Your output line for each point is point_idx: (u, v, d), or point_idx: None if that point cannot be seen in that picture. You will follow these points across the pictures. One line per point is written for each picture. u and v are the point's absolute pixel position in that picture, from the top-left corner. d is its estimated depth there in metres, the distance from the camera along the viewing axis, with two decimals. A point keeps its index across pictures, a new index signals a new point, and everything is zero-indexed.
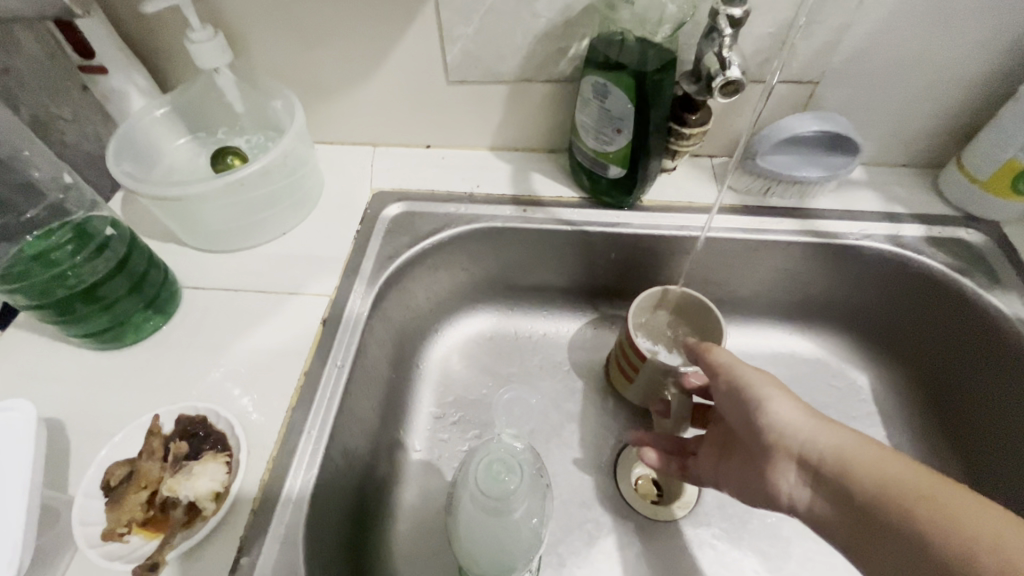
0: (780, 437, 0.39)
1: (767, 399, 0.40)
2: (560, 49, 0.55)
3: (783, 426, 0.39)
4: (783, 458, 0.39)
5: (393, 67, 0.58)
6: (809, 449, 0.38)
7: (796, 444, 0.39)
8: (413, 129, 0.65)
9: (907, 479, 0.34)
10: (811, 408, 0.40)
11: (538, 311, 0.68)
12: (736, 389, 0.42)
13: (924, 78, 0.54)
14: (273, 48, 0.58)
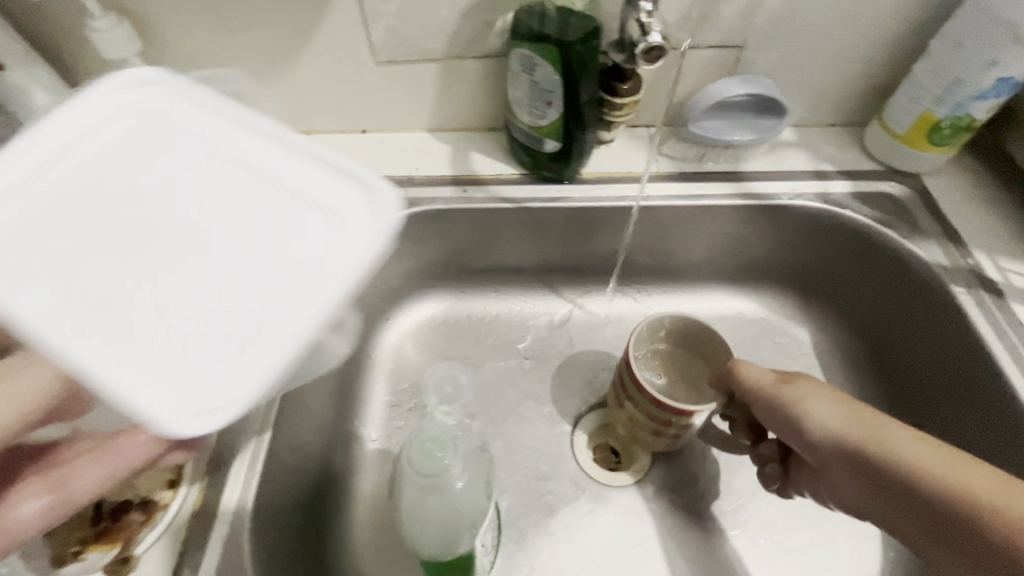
0: (823, 441, 0.41)
1: (804, 403, 0.42)
2: (486, 23, 0.54)
3: (822, 429, 0.41)
4: (833, 462, 0.41)
5: (317, 49, 0.56)
6: (852, 449, 0.39)
7: (840, 445, 0.40)
8: (347, 114, 0.63)
9: (956, 471, 0.35)
10: (852, 408, 0.41)
11: (490, 292, 0.68)
12: (769, 401, 0.44)
13: (843, 37, 0.55)
14: (187, 34, 0.54)
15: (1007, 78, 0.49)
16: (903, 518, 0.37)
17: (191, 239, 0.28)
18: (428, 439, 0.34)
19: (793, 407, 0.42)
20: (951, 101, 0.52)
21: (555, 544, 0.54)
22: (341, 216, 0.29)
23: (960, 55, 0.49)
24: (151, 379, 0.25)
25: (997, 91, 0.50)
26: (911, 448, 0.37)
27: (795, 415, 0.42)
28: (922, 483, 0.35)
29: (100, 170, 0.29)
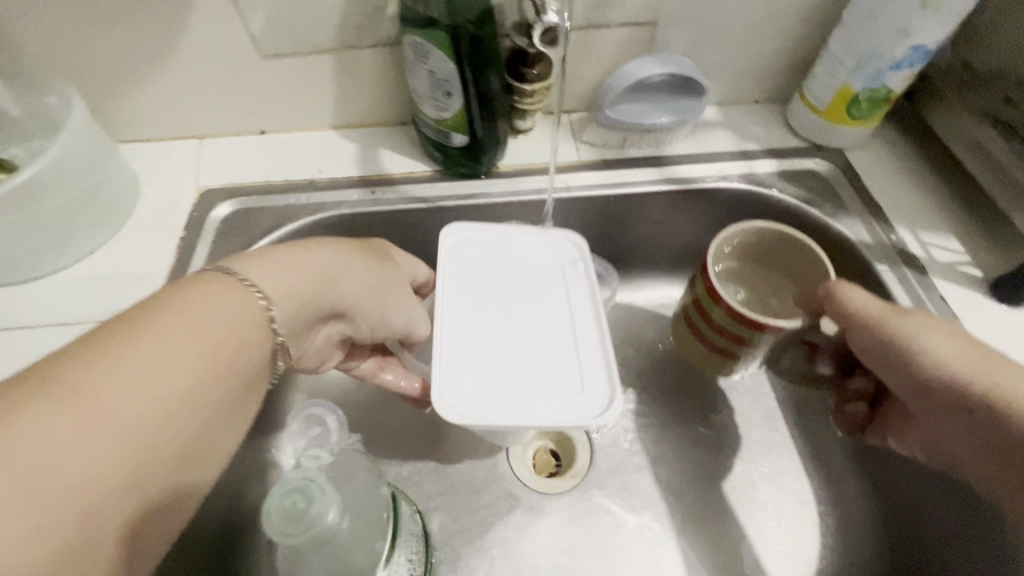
0: (931, 381, 0.39)
1: (908, 334, 0.40)
2: (377, 8, 0.49)
3: (944, 366, 0.38)
4: (934, 400, 0.39)
5: (193, 44, 0.50)
6: (961, 388, 0.37)
7: (948, 386, 0.38)
8: (239, 114, 0.57)
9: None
10: (977, 346, 0.39)
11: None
12: (879, 331, 0.41)
13: (758, 10, 0.53)
14: (34, 33, 0.48)
15: (920, 47, 0.47)
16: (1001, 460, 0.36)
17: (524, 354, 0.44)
18: (293, 492, 0.38)
19: (910, 346, 0.40)
20: (866, 74, 0.50)
21: (490, 561, 0.51)
22: (586, 391, 0.42)
23: (871, 25, 0.48)
24: (523, 410, 0.41)
25: (911, 60, 0.48)
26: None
27: (921, 353, 0.39)
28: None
29: (497, 270, 0.48)
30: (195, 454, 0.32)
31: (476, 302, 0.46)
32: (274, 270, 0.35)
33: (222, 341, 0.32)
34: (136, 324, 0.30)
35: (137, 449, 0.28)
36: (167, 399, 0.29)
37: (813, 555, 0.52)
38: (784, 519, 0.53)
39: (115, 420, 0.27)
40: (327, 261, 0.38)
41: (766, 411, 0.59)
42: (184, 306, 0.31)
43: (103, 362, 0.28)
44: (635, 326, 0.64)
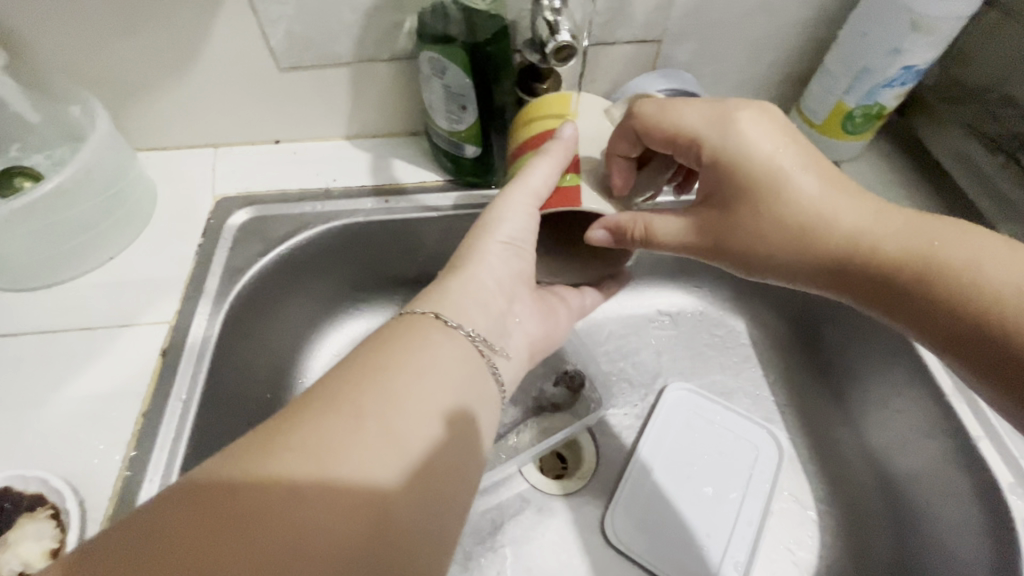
0: (804, 263, 0.38)
1: (762, 222, 0.37)
2: (393, 24, 0.51)
3: (829, 236, 0.36)
4: (815, 274, 0.38)
5: (214, 58, 0.52)
6: (840, 257, 0.37)
7: (823, 267, 0.37)
8: (255, 124, 0.58)
9: (954, 241, 0.34)
10: (830, 193, 0.37)
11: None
12: (734, 216, 0.38)
13: (758, 29, 0.55)
14: (62, 46, 0.49)
15: (911, 67, 0.50)
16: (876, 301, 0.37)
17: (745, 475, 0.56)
18: None
19: (796, 227, 0.37)
20: (860, 91, 0.53)
21: (500, 559, 0.53)
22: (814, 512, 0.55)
23: (865, 46, 0.50)
24: (738, 533, 0.53)
25: (903, 79, 0.51)
26: (886, 225, 0.36)
27: (795, 226, 0.37)
28: (915, 264, 0.34)
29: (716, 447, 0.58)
30: (433, 492, 0.29)
31: (706, 456, 0.58)
32: (468, 303, 0.38)
33: (438, 375, 0.32)
34: (361, 359, 0.31)
35: (392, 448, 0.28)
36: (375, 425, 0.28)
37: (812, 554, 0.52)
38: (783, 519, 0.54)
39: (358, 429, 0.28)
40: (474, 283, 0.39)
41: (765, 412, 0.61)
42: (390, 341, 0.33)
43: (322, 390, 0.29)
44: (638, 331, 0.66)
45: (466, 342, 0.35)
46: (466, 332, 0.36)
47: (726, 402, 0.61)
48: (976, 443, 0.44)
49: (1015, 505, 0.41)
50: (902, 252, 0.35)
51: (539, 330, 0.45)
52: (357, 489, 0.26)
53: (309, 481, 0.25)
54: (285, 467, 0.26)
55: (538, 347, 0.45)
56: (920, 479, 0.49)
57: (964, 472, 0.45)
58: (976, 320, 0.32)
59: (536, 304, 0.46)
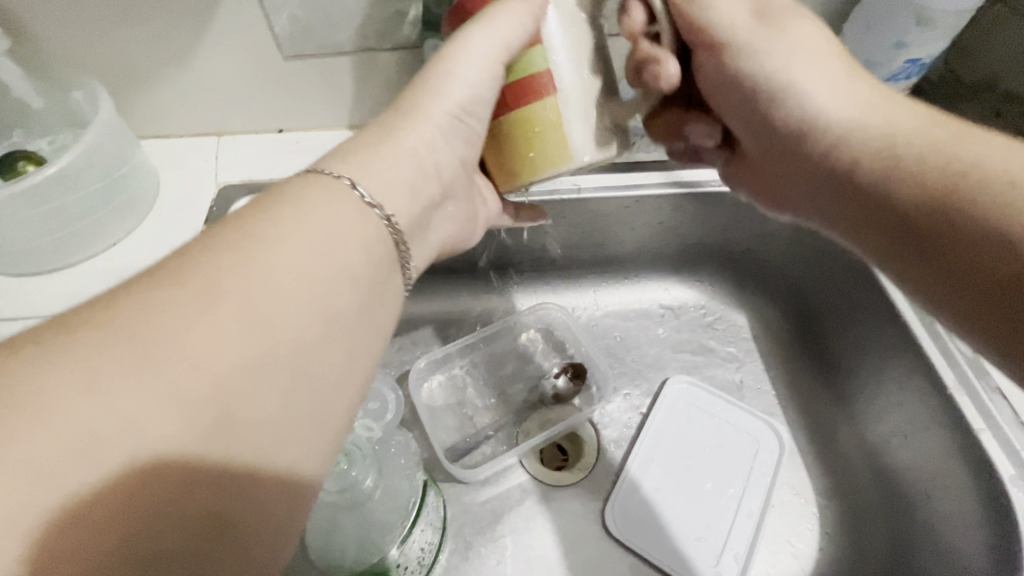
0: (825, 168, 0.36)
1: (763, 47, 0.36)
2: (398, 13, 0.51)
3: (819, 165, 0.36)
4: (824, 190, 0.37)
5: (217, 44, 0.52)
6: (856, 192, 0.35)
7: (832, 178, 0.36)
8: (258, 113, 0.58)
9: (993, 153, 0.32)
10: (887, 105, 0.35)
11: (430, 282, 0.66)
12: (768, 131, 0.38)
13: None
14: (65, 31, 0.49)
15: (915, 60, 0.50)
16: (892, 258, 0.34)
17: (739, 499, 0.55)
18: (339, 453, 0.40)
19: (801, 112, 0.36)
20: None
21: (500, 549, 0.53)
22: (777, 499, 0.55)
23: (869, 39, 0.50)
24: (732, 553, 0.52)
25: (908, 72, 0.51)
26: (902, 117, 0.35)
27: (801, 126, 0.37)
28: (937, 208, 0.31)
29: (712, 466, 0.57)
30: (304, 392, 0.26)
31: (707, 467, 0.57)
32: (396, 172, 0.33)
33: (336, 284, 0.28)
34: (246, 250, 0.26)
35: (280, 374, 0.25)
36: (253, 348, 0.25)
37: (811, 548, 0.52)
38: (784, 513, 0.54)
39: (231, 353, 0.24)
40: (403, 155, 0.34)
41: (766, 406, 0.61)
42: (293, 215, 0.28)
43: (192, 286, 0.24)
44: (639, 324, 0.66)
45: (390, 240, 0.32)
46: (383, 216, 0.31)
47: (726, 396, 0.61)
48: (978, 436, 0.44)
49: (1017, 499, 0.41)
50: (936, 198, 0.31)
51: (456, 224, 0.41)
52: (220, 427, 0.23)
53: (181, 374, 0.23)
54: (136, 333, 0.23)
55: (447, 246, 0.42)
56: (921, 473, 0.48)
57: (966, 466, 0.44)
58: (942, 188, 0.31)
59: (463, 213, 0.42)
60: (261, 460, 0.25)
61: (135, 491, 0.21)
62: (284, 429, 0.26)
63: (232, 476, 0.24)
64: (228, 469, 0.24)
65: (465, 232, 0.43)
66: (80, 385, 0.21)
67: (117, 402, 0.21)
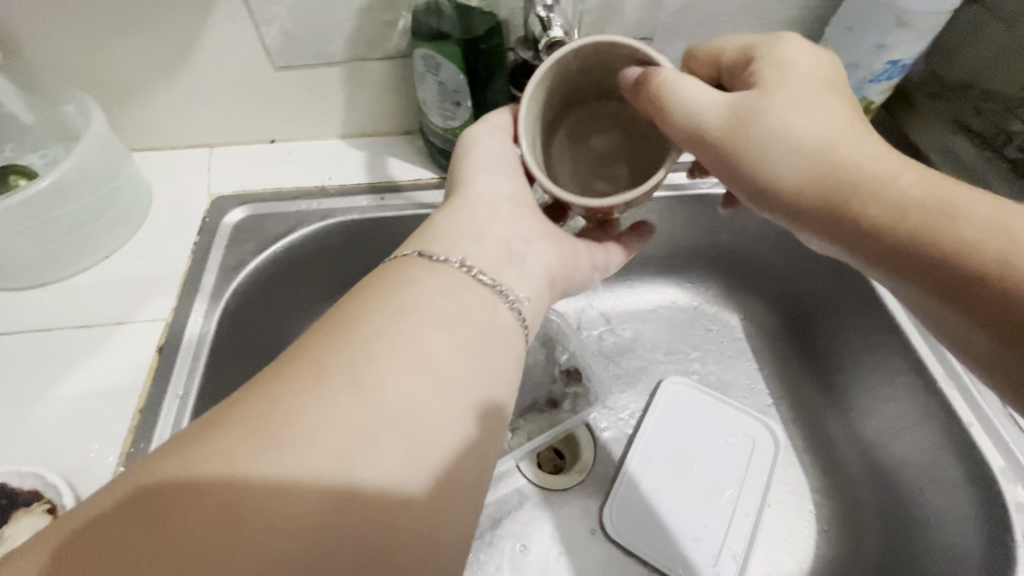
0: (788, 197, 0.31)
1: (773, 168, 0.31)
2: (387, 23, 0.51)
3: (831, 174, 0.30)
4: (781, 209, 0.32)
5: (208, 56, 0.52)
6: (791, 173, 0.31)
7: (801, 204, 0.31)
8: (249, 124, 0.59)
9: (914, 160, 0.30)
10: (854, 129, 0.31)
11: None
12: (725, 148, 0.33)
13: (747, 25, 0.56)
14: (55, 43, 0.49)
15: (896, 61, 0.51)
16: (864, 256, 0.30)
17: (745, 496, 0.55)
18: None
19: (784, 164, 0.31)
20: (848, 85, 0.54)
21: (499, 555, 0.53)
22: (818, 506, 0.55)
23: (849, 43, 0.51)
24: (730, 554, 0.52)
25: (888, 74, 0.52)
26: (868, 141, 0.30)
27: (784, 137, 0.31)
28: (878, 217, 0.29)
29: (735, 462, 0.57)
30: (422, 440, 0.27)
31: (702, 467, 0.57)
32: (459, 234, 0.37)
33: (435, 337, 0.30)
34: (347, 334, 0.29)
35: (387, 416, 0.26)
36: (365, 405, 0.26)
37: (808, 545, 0.53)
38: (781, 511, 0.55)
39: (341, 416, 0.26)
40: (464, 220, 0.38)
41: (762, 405, 0.61)
42: (384, 299, 0.31)
43: (305, 368, 0.27)
44: (633, 326, 0.66)
45: (470, 280, 0.34)
46: (458, 264, 0.34)
47: (720, 396, 0.61)
48: (968, 429, 0.44)
49: (1009, 491, 0.41)
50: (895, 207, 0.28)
51: (554, 258, 0.41)
52: (343, 484, 0.24)
53: (296, 425, 0.25)
54: (256, 407, 0.25)
55: (555, 275, 0.40)
56: (914, 468, 0.49)
57: (956, 458, 0.45)
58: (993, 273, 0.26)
59: (556, 241, 0.42)
60: (389, 515, 0.25)
61: (245, 562, 0.22)
62: (404, 482, 0.26)
63: (370, 527, 0.24)
64: (366, 513, 0.24)
65: (568, 264, 0.42)
66: (211, 463, 0.23)
67: (246, 471, 0.23)
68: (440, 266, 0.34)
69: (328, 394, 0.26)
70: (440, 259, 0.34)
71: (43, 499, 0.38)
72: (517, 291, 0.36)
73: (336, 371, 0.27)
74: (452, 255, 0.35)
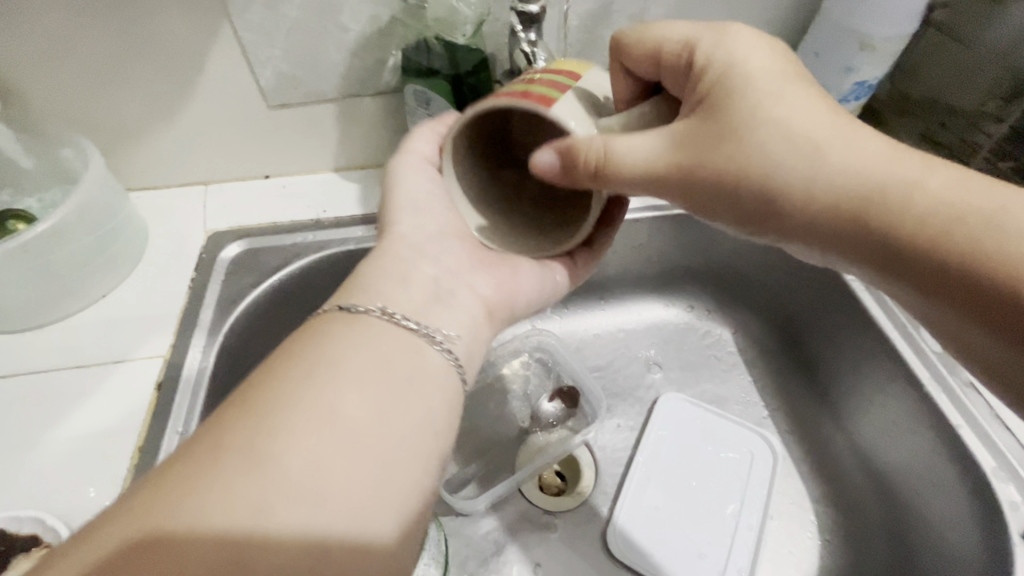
0: (807, 215, 0.30)
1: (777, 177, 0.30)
2: (379, 60, 0.53)
3: (882, 205, 0.28)
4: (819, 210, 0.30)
5: (203, 98, 0.54)
6: (780, 194, 0.30)
7: (835, 203, 0.29)
8: (245, 160, 0.60)
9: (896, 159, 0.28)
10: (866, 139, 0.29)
11: None
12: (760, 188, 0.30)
13: None
14: (51, 93, 0.50)
15: (863, 82, 0.53)
16: (862, 261, 0.30)
17: (748, 509, 0.55)
18: None
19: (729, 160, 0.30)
20: (820, 106, 0.56)
21: None
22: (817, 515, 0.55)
23: (818, 67, 0.54)
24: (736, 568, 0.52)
25: (856, 94, 0.55)
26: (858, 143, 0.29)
27: (763, 175, 0.30)
28: (876, 235, 0.28)
29: (736, 476, 0.57)
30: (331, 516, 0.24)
31: (704, 482, 0.57)
32: (380, 282, 0.35)
33: (346, 397, 0.27)
34: (252, 407, 0.26)
35: (290, 489, 0.24)
36: (262, 482, 0.24)
37: (813, 557, 0.53)
38: (784, 523, 0.55)
39: (239, 498, 0.23)
40: (388, 265, 0.36)
41: (758, 418, 0.62)
42: (299, 363, 0.29)
43: (202, 445, 0.25)
44: (629, 344, 0.67)
45: (391, 325, 0.32)
46: (377, 312, 0.33)
47: (717, 410, 0.62)
48: (958, 432, 0.46)
49: (1001, 490, 0.42)
50: (857, 214, 0.29)
51: (492, 287, 0.39)
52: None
53: (190, 517, 0.23)
54: (147, 500, 0.24)
55: (494, 305, 0.39)
56: (911, 473, 0.50)
57: (948, 460, 0.46)
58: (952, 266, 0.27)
59: (494, 265, 0.40)
60: None
61: None
62: (322, 558, 0.24)
63: None
64: None
65: (508, 289, 0.39)
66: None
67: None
68: (358, 320, 0.32)
69: (222, 470, 0.24)
70: (361, 308, 0.32)
71: (42, 543, 0.39)
72: (447, 331, 0.35)
73: (239, 444, 0.25)
74: (371, 304, 0.33)
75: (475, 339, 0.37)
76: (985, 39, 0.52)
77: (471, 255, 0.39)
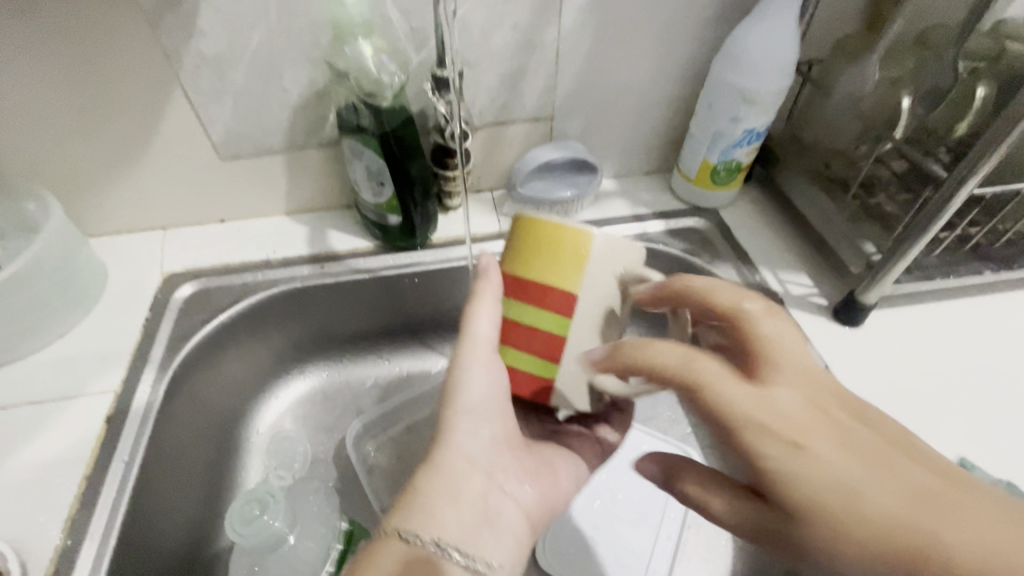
0: (773, 471, 0.28)
1: (764, 449, 0.28)
2: (320, 117, 0.59)
3: (856, 498, 0.27)
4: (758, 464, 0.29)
5: (159, 152, 0.59)
6: (776, 476, 0.28)
7: (821, 494, 0.27)
8: (200, 207, 0.65)
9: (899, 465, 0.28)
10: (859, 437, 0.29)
11: (374, 347, 0.70)
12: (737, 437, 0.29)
13: (632, 103, 0.66)
14: (16, 152, 0.55)
15: (752, 129, 0.60)
16: (804, 539, 0.28)
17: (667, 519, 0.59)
18: (253, 502, 0.48)
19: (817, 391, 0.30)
20: (718, 150, 0.63)
21: None
22: None
23: (712, 117, 0.61)
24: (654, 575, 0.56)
25: (747, 140, 0.61)
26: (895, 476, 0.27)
27: (737, 424, 0.29)
28: (850, 527, 0.27)
29: (658, 488, 0.61)
30: None
31: (628, 495, 0.61)
32: (440, 506, 0.38)
33: None
34: None
35: None
36: None
37: (726, 562, 0.57)
38: (700, 532, 0.59)
39: None
40: (446, 488, 0.39)
41: (681, 434, 0.67)
42: None
43: None
44: None
45: (446, 564, 0.36)
46: (433, 546, 0.36)
47: (643, 427, 0.66)
48: None
49: None
50: (839, 505, 0.27)
51: (534, 500, 0.43)
52: None
53: None
54: None
55: (536, 516, 0.43)
56: None
57: None
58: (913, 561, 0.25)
59: (534, 476, 0.44)
60: None
61: None
62: None
63: None
64: None
65: (546, 501, 0.44)
66: None
67: None
68: (416, 554, 0.35)
69: None
70: (416, 541, 0.36)
71: None
72: (494, 559, 0.38)
73: None
74: (427, 536, 0.36)
75: (517, 558, 0.40)
76: (840, 87, 0.59)
77: (518, 469, 0.43)
